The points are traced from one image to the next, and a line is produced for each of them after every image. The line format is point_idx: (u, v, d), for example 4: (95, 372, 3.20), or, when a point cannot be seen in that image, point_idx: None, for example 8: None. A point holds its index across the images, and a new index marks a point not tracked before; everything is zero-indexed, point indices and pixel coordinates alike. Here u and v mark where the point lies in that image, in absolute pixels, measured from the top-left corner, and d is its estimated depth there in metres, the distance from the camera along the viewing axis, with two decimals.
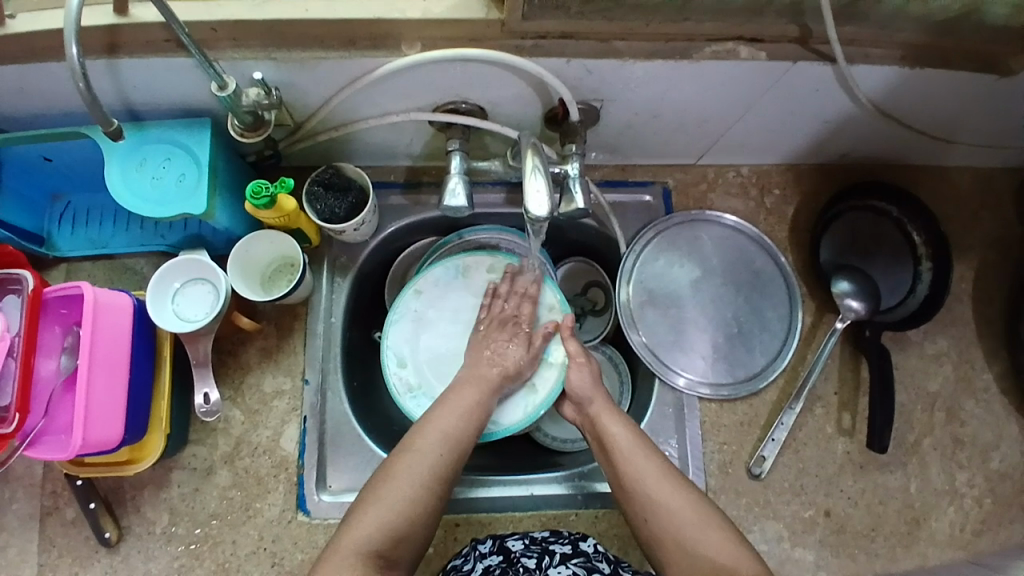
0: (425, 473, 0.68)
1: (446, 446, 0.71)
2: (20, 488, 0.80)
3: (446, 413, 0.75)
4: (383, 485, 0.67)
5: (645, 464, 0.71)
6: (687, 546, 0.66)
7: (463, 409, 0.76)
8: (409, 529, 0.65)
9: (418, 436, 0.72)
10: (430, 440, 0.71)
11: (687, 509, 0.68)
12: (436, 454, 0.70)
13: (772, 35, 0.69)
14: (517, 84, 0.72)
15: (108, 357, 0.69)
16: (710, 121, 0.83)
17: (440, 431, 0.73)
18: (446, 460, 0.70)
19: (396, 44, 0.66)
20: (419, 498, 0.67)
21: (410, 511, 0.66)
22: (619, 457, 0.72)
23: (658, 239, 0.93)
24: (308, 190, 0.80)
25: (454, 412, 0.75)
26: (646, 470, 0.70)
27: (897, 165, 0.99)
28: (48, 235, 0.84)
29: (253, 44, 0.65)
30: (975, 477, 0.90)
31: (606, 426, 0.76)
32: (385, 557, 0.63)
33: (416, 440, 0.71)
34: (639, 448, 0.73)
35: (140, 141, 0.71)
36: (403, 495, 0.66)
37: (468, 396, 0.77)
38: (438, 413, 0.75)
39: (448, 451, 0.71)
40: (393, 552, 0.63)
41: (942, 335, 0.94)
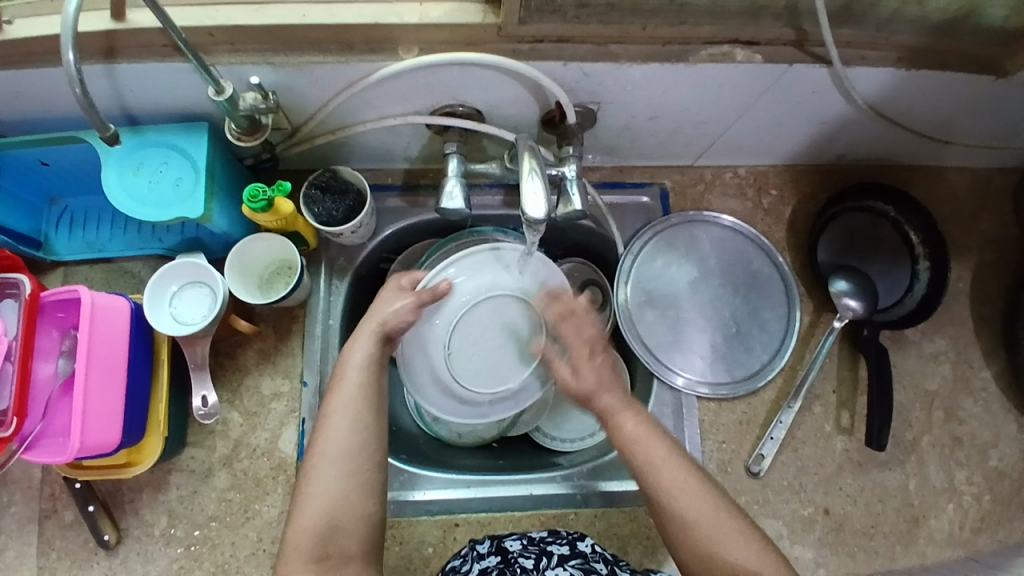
0: (337, 470, 0.64)
1: (354, 437, 0.65)
2: (19, 491, 0.80)
3: (348, 383, 0.68)
4: (309, 479, 0.64)
5: (667, 464, 0.67)
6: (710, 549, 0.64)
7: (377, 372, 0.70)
8: (350, 519, 0.63)
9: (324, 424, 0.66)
10: (336, 428, 0.65)
11: (711, 511, 0.65)
12: (343, 443, 0.65)
13: (767, 38, 0.69)
14: (514, 87, 0.72)
15: (105, 361, 0.69)
16: (707, 123, 0.83)
17: (355, 406, 0.67)
18: (358, 447, 0.65)
19: (392, 48, 0.66)
20: (351, 489, 0.63)
21: (339, 503, 0.63)
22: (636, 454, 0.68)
23: (656, 240, 0.93)
24: (306, 194, 0.80)
25: (351, 388, 0.67)
26: (669, 470, 0.67)
27: (894, 165, 0.99)
28: (45, 239, 0.84)
29: (250, 49, 0.66)
30: (974, 476, 0.90)
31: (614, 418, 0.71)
32: (328, 554, 0.61)
33: (328, 424, 0.66)
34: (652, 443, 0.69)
35: (137, 145, 0.71)
36: (328, 489, 0.63)
37: (362, 356, 0.69)
38: (333, 392, 0.68)
39: (350, 442, 0.65)
40: (337, 539, 0.62)
41: (939, 335, 0.95)
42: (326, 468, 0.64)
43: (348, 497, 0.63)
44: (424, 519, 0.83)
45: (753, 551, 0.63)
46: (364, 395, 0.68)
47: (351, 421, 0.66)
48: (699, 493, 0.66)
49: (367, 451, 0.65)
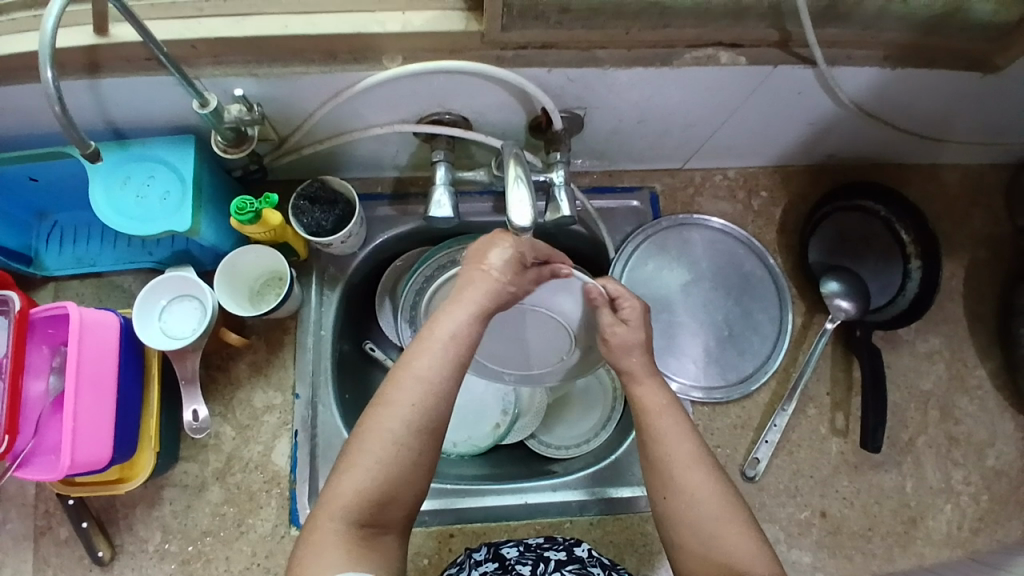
0: (400, 433, 0.60)
1: (428, 400, 0.62)
2: (12, 509, 0.79)
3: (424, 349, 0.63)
4: (364, 442, 0.60)
5: (693, 469, 0.66)
6: (719, 558, 0.62)
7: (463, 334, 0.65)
8: (402, 488, 0.60)
9: (390, 387, 0.62)
10: (413, 390, 0.62)
11: (725, 520, 0.63)
12: (410, 408, 0.61)
13: (752, 40, 0.69)
14: (500, 93, 0.72)
15: (93, 376, 0.69)
16: (695, 125, 0.83)
17: (422, 376, 0.62)
18: (431, 411, 0.62)
19: (376, 57, 0.66)
20: (412, 457, 0.61)
21: (395, 468, 0.60)
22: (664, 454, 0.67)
23: (647, 244, 0.94)
24: (294, 204, 0.80)
25: (438, 348, 0.63)
26: (694, 474, 0.66)
27: (884, 164, 0.99)
28: (35, 255, 0.83)
29: (234, 60, 0.65)
30: (971, 475, 0.90)
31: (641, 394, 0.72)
32: (370, 525, 0.59)
33: (393, 386, 0.62)
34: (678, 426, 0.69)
35: (124, 159, 0.71)
36: (376, 466, 0.59)
37: (450, 325, 0.65)
38: (417, 350, 0.64)
39: (422, 405, 0.61)
40: (383, 508, 0.60)
41: (933, 333, 0.94)
42: (391, 428, 0.60)
43: (407, 461, 0.60)
44: (419, 530, 0.83)
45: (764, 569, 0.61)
46: (451, 350, 0.64)
47: (434, 385, 0.62)
48: (719, 501, 0.64)
49: (437, 414, 0.62)
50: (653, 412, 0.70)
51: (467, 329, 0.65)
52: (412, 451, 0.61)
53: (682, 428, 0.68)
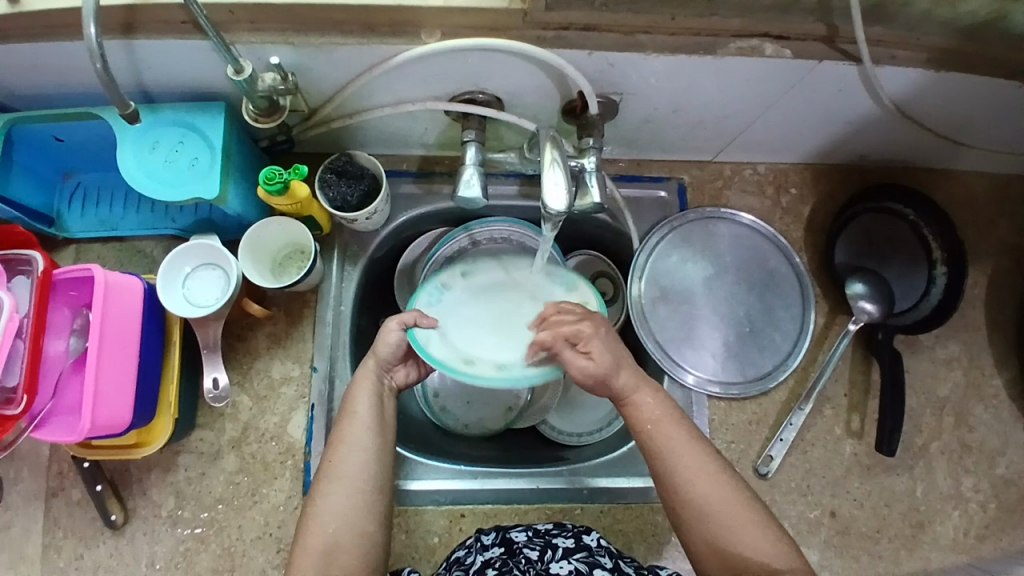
0: (345, 500, 0.66)
1: (364, 460, 0.68)
2: (27, 467, 0.80)
3: (353, 420, 0.70)
4: (316, 503, 0.66)
5: (705, 473, 0.66)
6: (739, 557, 0.63)
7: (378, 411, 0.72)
8: (352, 538, 0.65)
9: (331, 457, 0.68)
10: (344, 459, 0.68)
11: (750, 523, 0.64)
12: (350, 470, 0.67)
13: (798, 33, 0.68)
14: (537, 74, 0.70)
15: (117, 340, 0.69)
16: (729, 118, 0.82)
17: (356, 440, 0.69)
18: (369, 480, 0.68)
19: (415, 32, 0.65)
20: (357, 513, 0.66)
21: (345, 528, 0.65)
22: (672, 464, 0.67)
23: (672, 236, 0.92)
24: (320, 176, 0.79)
25: (361, 422, 0.70)
26: (709, 481, 0.66)
27: (917, 167, 0.98)
28: (57, 215, 0.83)
29: (270, 28, 0.64)
30: (981, 483, 0.90)
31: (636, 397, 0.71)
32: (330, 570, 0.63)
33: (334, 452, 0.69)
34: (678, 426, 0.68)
35: (153, 123, 0.70)
36: (329, 522, 0.65)
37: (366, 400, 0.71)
38: (345, 425, 0.70)
39: (359, 470, 0.68)
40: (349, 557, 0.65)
41: (953, 340, 0.94)
42: (336, 496, 0.66)
43: (353, 520, 0.66)
44: (430, 509, 0.83)
45: (783, 560, 0.63)
46: (367, 426, 0.70)
47: (362, 453, 0.69)
48: (736, 506, 0.65)
49: (375, 478, 0.68)
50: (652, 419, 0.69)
51: (378, 397, 0.73)
52: (361, 504, 0.67)
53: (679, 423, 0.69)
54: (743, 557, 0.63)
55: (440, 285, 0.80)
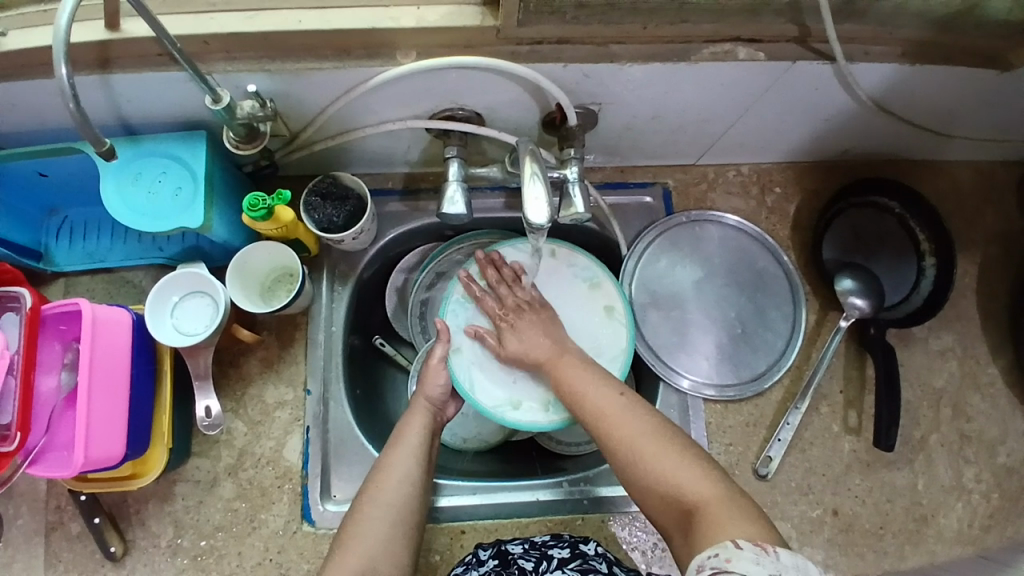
0: (382, 522, 0.67)
1: (406, 486, 0.71)
2: (26, 504, 0.80)
3: (400, 449, 0.74)
4: (353, 531, 0.67)
5: (614, 408, 0.69)
6: (665, 490, 0.61)
7: (417, 449, 0.74)
8: (383, 560, 0.65)
9: (376, 485, 0.70)
10: (390, 481, 0.70)
11: (655, 452, 0.64)
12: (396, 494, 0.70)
13: (770, 35, 0.68)
14: (514, 89, 0.71)
15: (107, 373, 0.69)
16: (709, 121, 0.82)
17: (404, 468, 0.72)
18: (406, 503, 0.70)
19: (390, 53, 0.65)
20: (395, 537, 0.67)
21: (381, 546, 0.66)
22: (579, 398, 0.72)
23: (659, 241, 0.93)
24: (305, 200, 0.80)
25: (410, 450, 0.74)
26: (621, 418, 0.68)
27: (899, 160, 0.98)
28: (45, 250, 0.83)
29: (247, 55, 0.65)
30: (982, 473, 0.89)
31: (563, 377, 0.74)
32: None
33: (378, 479, 0.71)
34: (597, 377, 0.73)
35: (134, 155, 0.71)
36: (370, 545, 0.66)
37: (416, 431, 0.76)
38: (393, 451, 0.73)
39: (403, 499, 0.70)
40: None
41: (946, 331, 0.94)
42: (374, 517, 0.68)
43: (390, 540, 0.67)
44: (431, 527, 0.82)
45: (714, 484, 0.60)
46: (412, 457, 0.73)
47: (407, 478, 0.71)
48: (655, 442, 0.64)
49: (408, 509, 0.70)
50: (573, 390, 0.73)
51: (430, 434, 0.77)
52: (404, 526, 0.68)
53: (602, 379, 0.73)
54: (670, 494, 0.61)
55: (463, 298, 0.86)
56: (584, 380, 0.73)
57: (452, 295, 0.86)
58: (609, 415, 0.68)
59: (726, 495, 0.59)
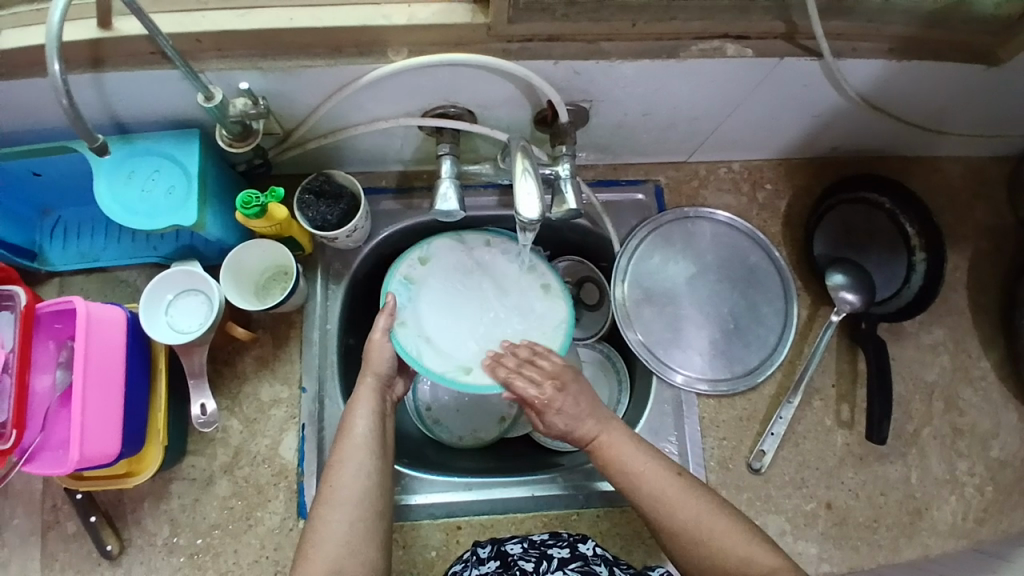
0: (343, 514, 0.66)
1: (364, 484, 0.69)
2: (22, 503, 0.80)
3: (353, 445, 0.71)
4: (317, 536, 0.65)
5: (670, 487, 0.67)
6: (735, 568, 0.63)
7: (369, 443, 0.72)
8: (348, 562, 0.64)
9: (333, 484, 0.68)
10: (342, 479, 0.68)
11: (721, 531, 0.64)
12: (352, 493, 0.68)
13: (758, 31, 0.69)
14: (505, 86, 0.71)
15: (101, 371, 0.69)
16: (699, 118, 0.83)
17: (359, 467, 0.69)
18: (361, 491, 0.68)
19: (382, 51, 0.66)
20: (356, 536, 0.66)
21: (343, 551, 0.64)
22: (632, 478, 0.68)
23: (652, 237, 0.93)
24: (299, 198, 0.80)
25: (360, 442, 0.71)
26: (683, 501, 0.66)
27: (889, 156, 0.99)
28: (39, 250, 0.83)
29: (239, 54, 0.65)
30: (975, 465, 0.90)
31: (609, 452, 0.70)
32: None
33: (336, 476, 0.69)
34: (637, 453, 0.70)
35: (128, 153, 0.71)
36: (333, 550, 0.64)
37: (365, 420, 0.73)
38: (344, 445, 0.71)
39: (363, 496, 0.68)
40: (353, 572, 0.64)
41: (937, 325, 0.95)
42: (335, 524, 0.66)
43: (352, 542, 0.65)
44: (426, 523, 0.83)
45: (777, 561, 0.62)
46: (365, 450, 0.71)
47: (361, 473, 0.69)
48: (719, 520, 0.65)
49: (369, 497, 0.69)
50: (619, 462, 0.69)
51: (378, 421, 0.74)
52: (371, 522, 0.67)
53: (641, 449, 0.71)
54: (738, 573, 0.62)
55: (406, 280, 0.86)
56: (627, 454, 0.70)
57: (395, 275, 0.86)
58: (668, 499, 0.67)
59: (794, 566, 0.62)
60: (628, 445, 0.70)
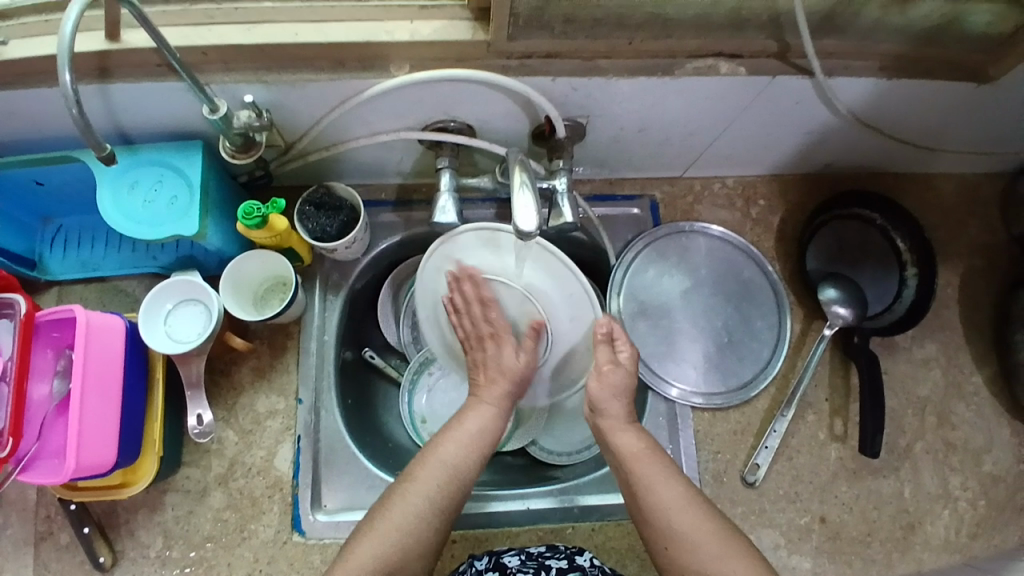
0: (422, 504, 0.67)
1: (450, 476, 0.70)
2: (13, 513, 0.79)
3: (453, 437, 0.73)
4: (373, 524, 0.66)
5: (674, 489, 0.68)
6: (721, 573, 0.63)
7: (466, 439, 0.73)
8: (410, 554, 0.65)
9: (420, 467, 0.70)
10: (432, 469, 0.70)
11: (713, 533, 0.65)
12: (437, 483, 0.69)
13: (751, 51, 0.71)
14: (505, 101, 0.73)
15: (100, 379, 0.69)
16: (695, 134, 0.85)
17: (444, 458, 0.71)
18: (444, 498, 0.68)
19: (384, 66, 0.67)
20: (417, 526, 0.66)
21: (406, 537, 0.65)
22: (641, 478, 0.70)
23: (647, 251, 0.95)
24: (300, 209, 0.81)
25: (463, 438, 0.73)
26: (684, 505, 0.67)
27: (880, 174, 1.01)
28: (39, 259, 0.84)
29: (244, 67, 0.66)
30: (968, 480, 0.91)
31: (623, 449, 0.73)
32: None
33: (423, 465, 0.70)
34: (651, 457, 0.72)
35: (131, 164, 0.72)
36: (395, 533, 0.65)
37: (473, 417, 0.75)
38: (448, 436, 0.74)
39: (446, 486, 0.69)
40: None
41: (929, 340, 0.96)
42: (406, 508, 0.67)
43: (416, 530, 0.66)
44: None
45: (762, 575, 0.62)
46: (472, 443, 0.73)
47: (449, 466, 0.70)
48: (714, 525, 0.66)
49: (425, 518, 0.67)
50: (631, 457, 0.72)
51: (487, 425, 0.76)
52: (439, 515, 0.67)
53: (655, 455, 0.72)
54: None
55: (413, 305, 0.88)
56: (637, 451, 0.72)
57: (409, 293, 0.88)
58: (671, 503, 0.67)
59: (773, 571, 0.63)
60: (646, 450, 0.72)
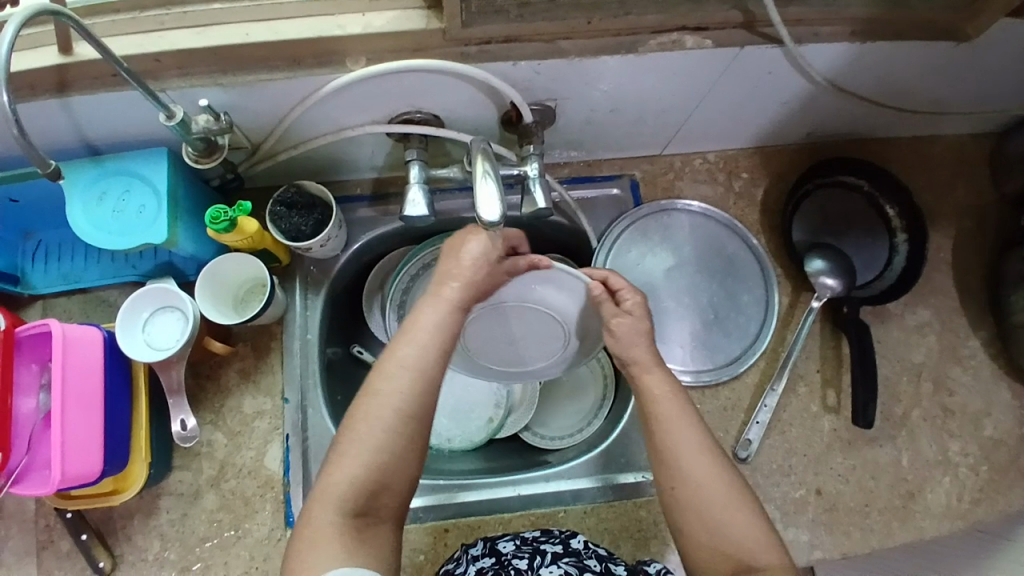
0: (388, 417, 0.59)
1: (417, 382, 0.60)
2: (14, 525, 0.81)
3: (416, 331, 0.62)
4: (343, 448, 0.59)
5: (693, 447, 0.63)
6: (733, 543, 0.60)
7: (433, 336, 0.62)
8: (394, 475, 0.59)
9: (381, 376, 0.61)
10: (393, 373, 0.61)
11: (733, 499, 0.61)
12: (401, 394, 0.60)
13: (717, 22, 0.69)
14: (467, 89, 0.71)
15: (80, 389, 0.70)
16: (669, 111, 0.83)
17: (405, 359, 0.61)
18: (415, 403, 0.60)
19: (341, 60, 0.66)
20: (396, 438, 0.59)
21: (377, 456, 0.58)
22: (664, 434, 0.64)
23: (628, 231, 0.93)
24: (271, 210, 0.80)
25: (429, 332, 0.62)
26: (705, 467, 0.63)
27: (864, 139, 0.99)
28: (22, 274, 0.84)
29: (200, 71, 0.66)
30: (967, 445, 0.90)
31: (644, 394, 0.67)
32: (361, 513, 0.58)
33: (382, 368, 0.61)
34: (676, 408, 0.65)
35: (98, 175, 0.72)
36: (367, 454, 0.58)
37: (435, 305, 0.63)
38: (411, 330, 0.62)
39: (411, 392, 0.60)
40: (375, 501, 0.59)
41: (921, 306, 0.94)
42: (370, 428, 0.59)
43: (389, 442, 0.59)
44: (413, 527, 0.83)
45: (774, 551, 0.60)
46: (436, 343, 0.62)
47: (411, 369, 0.61)
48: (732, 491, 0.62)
49: (415, 415, 0.60)
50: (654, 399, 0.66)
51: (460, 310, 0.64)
52: (412, 424, 0.60)
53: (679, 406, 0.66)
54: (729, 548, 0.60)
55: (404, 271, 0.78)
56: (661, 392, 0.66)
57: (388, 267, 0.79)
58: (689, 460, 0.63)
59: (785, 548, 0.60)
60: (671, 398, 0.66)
